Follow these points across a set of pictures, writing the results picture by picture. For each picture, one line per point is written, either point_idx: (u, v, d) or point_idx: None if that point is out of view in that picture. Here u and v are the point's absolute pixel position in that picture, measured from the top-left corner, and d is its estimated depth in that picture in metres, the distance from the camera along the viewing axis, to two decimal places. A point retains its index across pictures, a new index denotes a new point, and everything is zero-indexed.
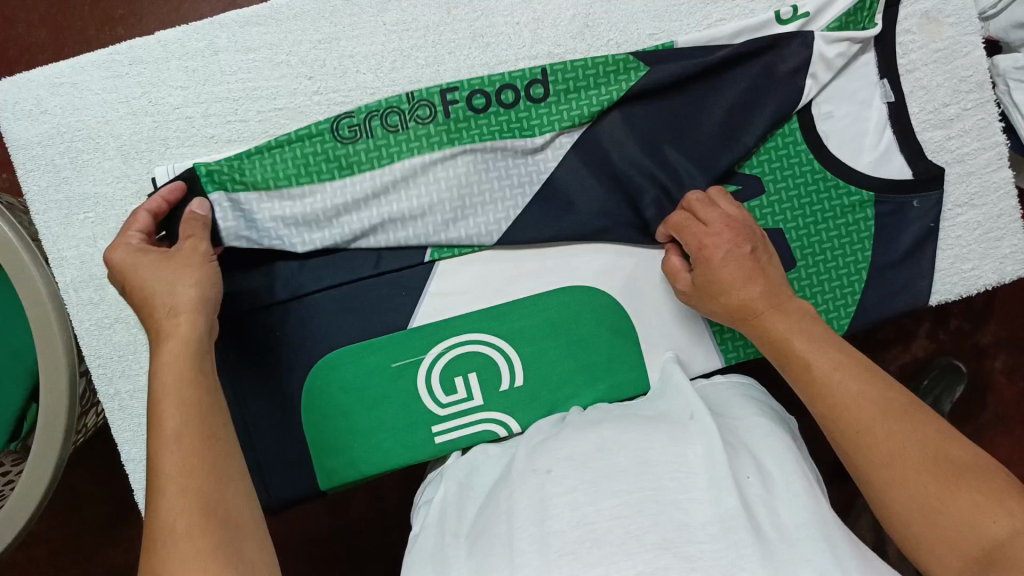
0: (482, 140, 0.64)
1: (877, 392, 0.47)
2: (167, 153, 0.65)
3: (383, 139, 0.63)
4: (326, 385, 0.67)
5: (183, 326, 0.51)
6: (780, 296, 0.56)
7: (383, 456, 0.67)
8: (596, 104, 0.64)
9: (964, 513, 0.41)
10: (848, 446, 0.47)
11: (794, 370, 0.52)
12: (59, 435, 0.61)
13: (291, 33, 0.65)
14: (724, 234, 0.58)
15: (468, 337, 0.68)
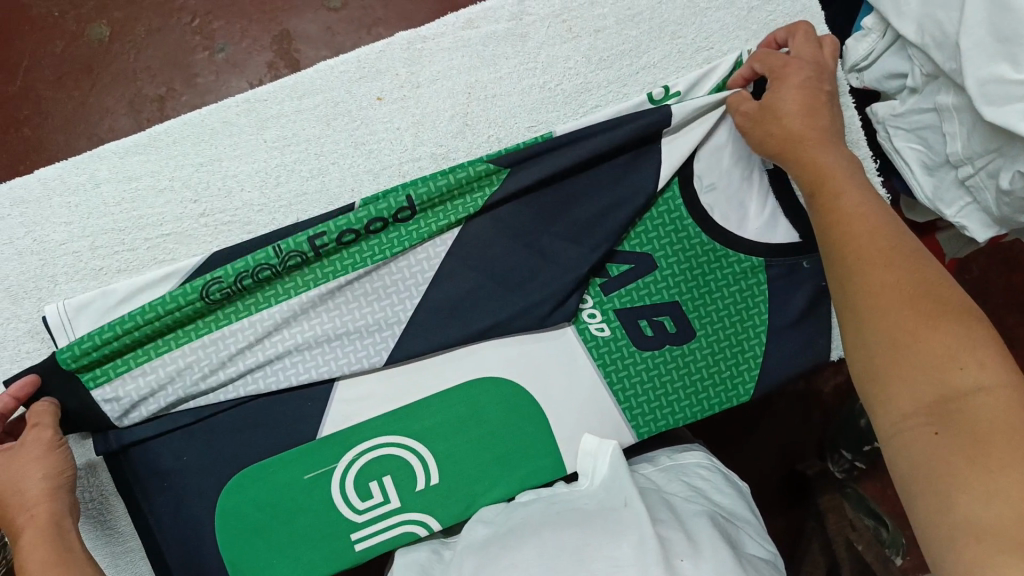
0: (357, 268, 0.65)
1: (905, 268, 0.46)
2: (57, 290, 0.65)
3: (259, 288, 0.65)
4: (239, 505, 0.66)
5: (37, 511, 0.56)
6: (833, 143, 0.57)
7: (304, 570, 0.66)
8: (463, 209, 0.67)
9: (932, 341, 0.42)
10: (853, 277, 0.47)
11: (817, 189, 0.54)
12: None
13: (173, 159, 0.65)
14: (790, 101, 0.59)
15: (381, 440, 0.67)
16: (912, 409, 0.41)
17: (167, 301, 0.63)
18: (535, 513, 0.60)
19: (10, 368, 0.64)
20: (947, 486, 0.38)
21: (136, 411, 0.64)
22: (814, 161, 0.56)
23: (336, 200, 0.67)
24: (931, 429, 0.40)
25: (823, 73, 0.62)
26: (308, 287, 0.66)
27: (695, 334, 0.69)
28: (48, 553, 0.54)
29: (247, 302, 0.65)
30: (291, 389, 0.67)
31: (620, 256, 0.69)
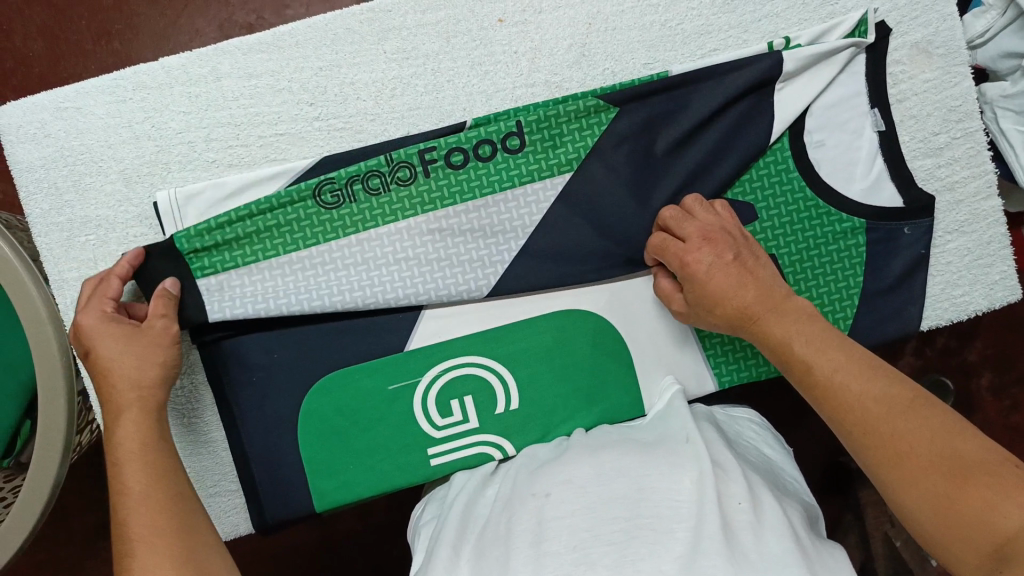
0: (465, 198, 0.66)
1: (907, 432, 0.45)
2: (168, 178, 0.66)
3: (366, 202, 0.65)
4: (323, 407, 0.68)
5: (149, 402, 0.58)
6: (772, 296, 0.55)
7: (379, 478, 0.68)
8: (574, 150, 0.67)
9: (978, 505, 0.41)
10: (839, 417, 0.48)
11: (798, 379, 0.51)
12: (59, 445, 0.62)
13: (293, 60, 0.66)
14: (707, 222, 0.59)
15: (466, 360, 0.68)
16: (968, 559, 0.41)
17: (280, 198, 0.64)
18: (596, 440, 0.59)
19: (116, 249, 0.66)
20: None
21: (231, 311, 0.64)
22: (769, 334, 0.53)
23: (447, 118, 0.67)
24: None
25: (719, 212, 0.60)
26: (415, 210, 0.66)
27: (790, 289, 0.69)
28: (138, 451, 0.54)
29: (354, 216, 0.66)
30: (388, 310, 0.68)
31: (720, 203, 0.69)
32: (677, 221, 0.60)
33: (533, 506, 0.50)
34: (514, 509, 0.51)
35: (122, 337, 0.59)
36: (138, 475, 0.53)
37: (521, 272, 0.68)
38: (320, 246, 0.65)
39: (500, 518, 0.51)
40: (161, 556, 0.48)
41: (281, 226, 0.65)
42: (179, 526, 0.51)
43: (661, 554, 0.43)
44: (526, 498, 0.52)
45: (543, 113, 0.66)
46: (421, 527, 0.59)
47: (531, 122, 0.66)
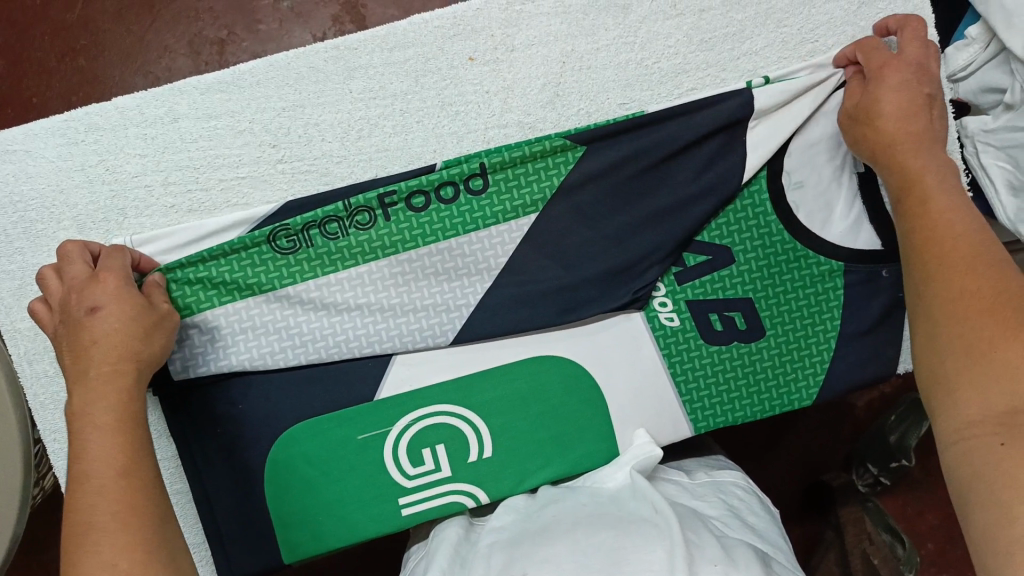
0: (427, 241, 0.64)
1: (971, 286, 0.45)
2: (125, 223, 0.63)
3: (323, 247, 0.63)
4: (291, 458, 0.66)
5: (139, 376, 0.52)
6: (943, 173, 0.55)
7: (349, 529, 0.66)
8: (539, 191, 0.65)
9: (1006, 366, 0.40)
10: (958, 282, 0.46)
11: (909, 214, 0.54)
12: (14, 503, 0.57)
13: (254, 101, 0.63)
14: (881, 103, 0.60)
15: (438, 408, 0.67)
16: (979, 415, 0.40)
17: (234, 245, 0.62)
18: (575, 510, 0.58)
19: None
20: (998, 485, 0.37)
21: (198, 364, 0.64)
22: (924, 193, 0.54)
23: (416, 160, 0.65)
24: (997, 440, 0.39)
25: (918, 38, 0.62)
26: (374, 255, 0.64)
27: (765, 333, 0.68)
28: (110, 419, 0.49)
29: (311, 261, 0.63)
30: (352, 358, 0.66)
31: (696, 246, 0.67)
32: (887, 87, 0.60)
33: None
34: None
35: (126, 299, 0.54)
36: (103, 449, 0.47)
37: (493, 320, 0.66)
38: (278, 293, 0.64)
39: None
40: (125, 545, 0.43)
41: (237, 273, 0.63)
42: (142, 511, 0.45)
43: None
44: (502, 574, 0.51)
45: (508, 154, 0.63)
46: None
47: (495, 163, 0.64)
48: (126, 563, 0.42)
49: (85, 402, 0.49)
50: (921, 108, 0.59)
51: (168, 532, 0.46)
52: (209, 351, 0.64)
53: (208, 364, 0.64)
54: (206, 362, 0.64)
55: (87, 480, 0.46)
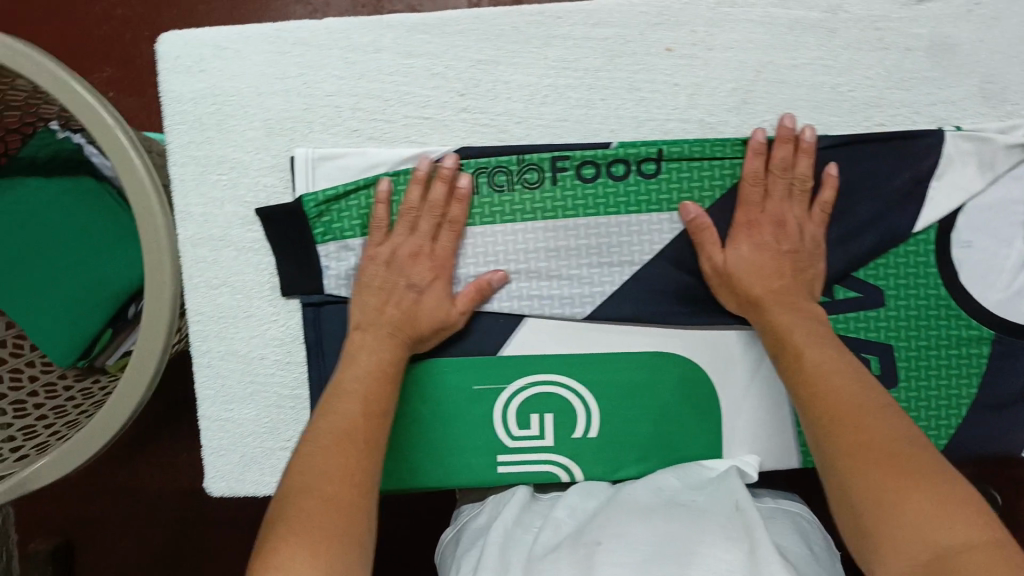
0: (587, 212, 0.66)
1: (884, 435, 0.51)
2: (309, 136, 0.66)
3: (487, 197, 0.66)
4: (407, 391, 0.68)
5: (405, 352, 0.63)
6: (792, 296, 0.64)
7: (447, 471, 0.69)
8: (709, 188, 0.65)
9: (920, 518, 0.45)
10: (843, 438, 0.52)
11: (774, 337, 0.62)
12: (149, 374, 0.66)
13: (454, 47, 0.65)
14: (738, 265, 0.64)
15: (556, 379, 0.68)
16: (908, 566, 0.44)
17: (413, 175, 0.65)
18: (652, 503, 0.60)
19: (245, 195, 0.67)
20: None
21: (344, 287, 0.67)
22: (778, 320, 0.62)
23: (592, 136, 0.66)
24: None
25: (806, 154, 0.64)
26: (534, 215, 0.66)
27: (896, 383, 0.68)
28: (371, 365, 0.60)
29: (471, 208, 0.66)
30: (486, 313, 0.68)
31: (850, 281, 0.67)
32: (773, 182, 0.64)
33: (577, 554, 0.53)
34: (562, 552, 0.54)
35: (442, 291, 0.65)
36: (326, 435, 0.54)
37: (629, 307, 0.67)
38: None
39: (551, 555, 0.54)
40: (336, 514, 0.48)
41: (405, 204, 0.65)
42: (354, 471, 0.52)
43: None
44: (576, 546, 0.55)
45: (686, 145, 0.65)
46: (467, 534, 0.63)
47: (673, 152, 0.65)
48: (357, 478, 0.51)
49: (363, 351, 0.62)
50: (788, 270, 0.64)
51: (360, 476, 0.52)
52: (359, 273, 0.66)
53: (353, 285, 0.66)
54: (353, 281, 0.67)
55: (329, 422, 0.55)
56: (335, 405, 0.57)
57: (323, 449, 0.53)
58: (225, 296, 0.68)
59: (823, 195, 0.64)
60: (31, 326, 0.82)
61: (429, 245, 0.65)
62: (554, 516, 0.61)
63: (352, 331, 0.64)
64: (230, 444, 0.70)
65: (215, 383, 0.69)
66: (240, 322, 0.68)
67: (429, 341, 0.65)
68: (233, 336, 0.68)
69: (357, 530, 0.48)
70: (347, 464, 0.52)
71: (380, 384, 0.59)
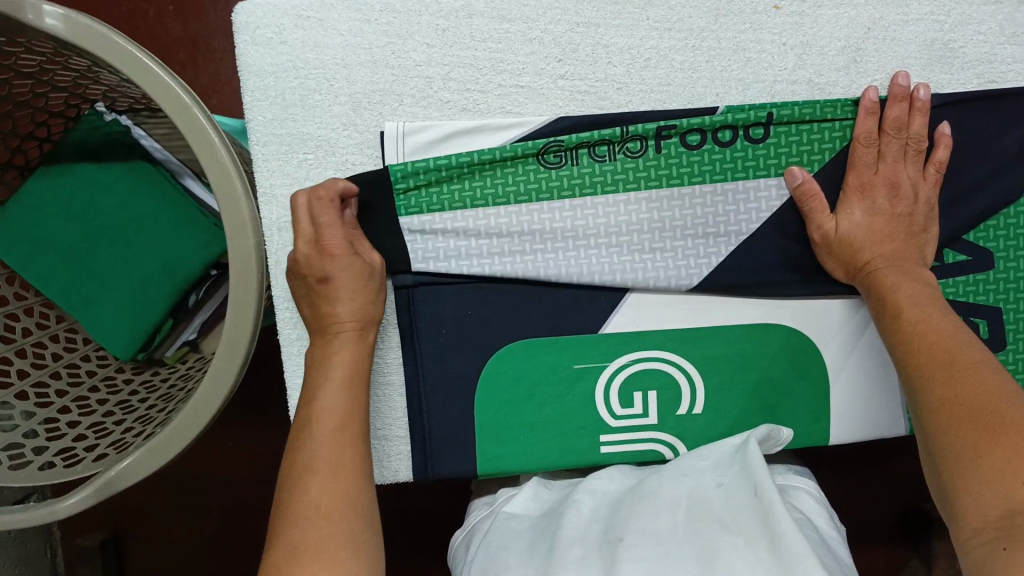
0: (693, 180, 0.63)
1: (971, 391, 0.51)
2: (399, 110, 0.63)
3: (589, 168, 0.63)
4: (503, 373, 0.66)
5: (353, 343, 0.60)
6: (902, 254, 0.62)
7: (548, 455, 0.66)
8: (819, 152, 0.63)
9: (999, 475, 0.46)
10: (940, 392, 0.52)
11: (872, 294, 0.61)
12: (236, 366, 0.61)
13: (551, 11, 0.62)
14: (849, 230, 0.62)
15: (659, 355, 0.66)
16: (984, 519, 0.45)
17: (509, 148, 0.62)
18: (679, 488, 0.57)
19: (332, 174, 0.63)
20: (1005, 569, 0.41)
21: (431, 263, 0.64)
22: (884, 280, 0.60)
23: (696, 100, 0.64)
24: (1000, 542, 0.43)
25: (925, 117, 0.62)
26: (637, 185, 0.63)
27: (1005, 346, 0.66)
28: (343, 374, 0.59)
29: (572, 180, 0.63)
30: (587, 287, 0.65)
31: (959, 244, 0.65)
32: (887, 143, 0.63)
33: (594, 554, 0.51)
34: (587, 550, 0.52)
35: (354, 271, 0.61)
36: (322, 455, 0.54)
37: (735, 279, 0.65)
38: (532, 208, 0.64)
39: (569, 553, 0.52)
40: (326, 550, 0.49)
41: (498, 179, 0.63)
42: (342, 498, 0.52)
43: None
44: (599, 547, 0.52)
45: (796, 108, 0.62)
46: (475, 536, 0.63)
47: (784, 116, 0.62)
48: (320, 517, 0.51)
49: (322, 369, 0.59)
50: (901, 234, 0.62)
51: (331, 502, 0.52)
52: (452, 251, 0.64)
53: (444, 265, 0.64)
54: (444, 258, 0.64)
55: (307, 453, 0.55)
56: (317, 428, 0.56)
57: (322, 475, 0.53)
58: None
59: (940, 159, 0.63)
60: (91, 319, 0.78)
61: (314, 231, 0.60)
62: (571, 506, 0.59)
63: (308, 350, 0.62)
64: None
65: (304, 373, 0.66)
66: None
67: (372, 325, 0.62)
68: None
69: (340, 564, 0.49)
70: (337, 476, 0.54)
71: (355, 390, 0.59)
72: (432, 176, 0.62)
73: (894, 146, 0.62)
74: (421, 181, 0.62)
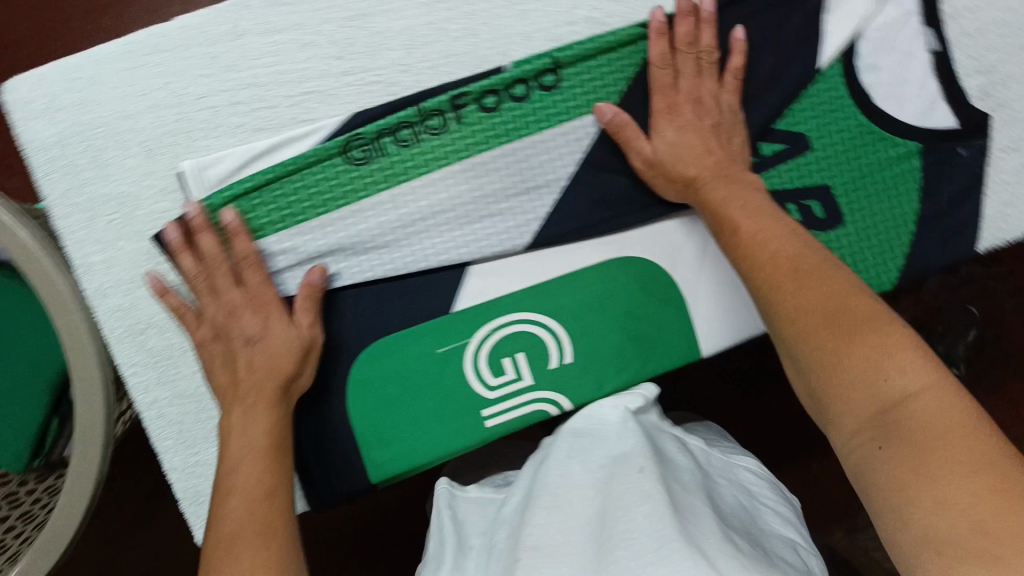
0: (501, 142, 0.63)
1: (816, 292, 0.51)
2: (193, 146, 0.62)
3: (397, 155, 0.62)
4: (372, 376, 0.65)
5: (278, 408, 0.59)
6: (728, 169, 0.62)
7: (438, 444, 0.66)
8: (613, 83, 0.64)
9: (863, 373, 0.45)
10: (783, 302, 0.52)
11: (712, 212, 0.60)
12: (100, 445, 0.61)
13: (317, 13, 0.62)
14: (665, 151, 0.62)
15: (517, 318, 0.66)
16: (857, 423, 0.45)
17: (311, 156, 0.61)
18: (568, 449, 0.54)
19: (144, 228, 0.62)
20: (896, 468, 0.41)
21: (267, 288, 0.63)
22: (713, 198, 0.60)
23: (484, 62, 0.64)
24: (876, 444, 0.44)
25: (714, 29, 0.63)
26: (448, 160, 0.63)
27: (842, 219, 0.68)
28: (263, 436, 0.57)
29: (384, 172, 0.63)
30: (429, 270, 0.66)
31: (773, 135, 0.66)
32: (685, 61, 0.63)
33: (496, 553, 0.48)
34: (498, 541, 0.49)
35: (271, 320, 0.60)
36: (239, 505, 0.52)
37: (568, 226, 0.66)
38: (353, 208, 0.63)
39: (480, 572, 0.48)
40: None
41: (310, 187, 0.62)
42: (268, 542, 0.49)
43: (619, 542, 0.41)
44: (507, 522, 0.50)
45: (580, 47, 0.63)
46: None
47: (569, 57, 0.63)
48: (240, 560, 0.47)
49: (243, 428, 0.57)
50: (718, 148, 0.62)
51: (247, 545, 0.48)
52: (288, 273, 0.63)
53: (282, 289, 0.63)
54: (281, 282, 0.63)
55: (226, 510, 0.51)
56: (235, 491, 0.53)
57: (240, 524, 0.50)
58: (155, 338, 0.64)
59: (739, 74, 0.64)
60: None
61: (239, 295, 0.61)
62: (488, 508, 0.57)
63: (224, 415, 0.59)
64: (208, 488, 0.65)
65: (171, 432, 0.65)
66: (179, 359, 0.64)
67: (303, 368, 0.61)
68: (175, 376, 0.64)
69: None
70: (260, 526, 0.50)
71: (275, 458, 0.56)
72: (241, 202, 0.61)
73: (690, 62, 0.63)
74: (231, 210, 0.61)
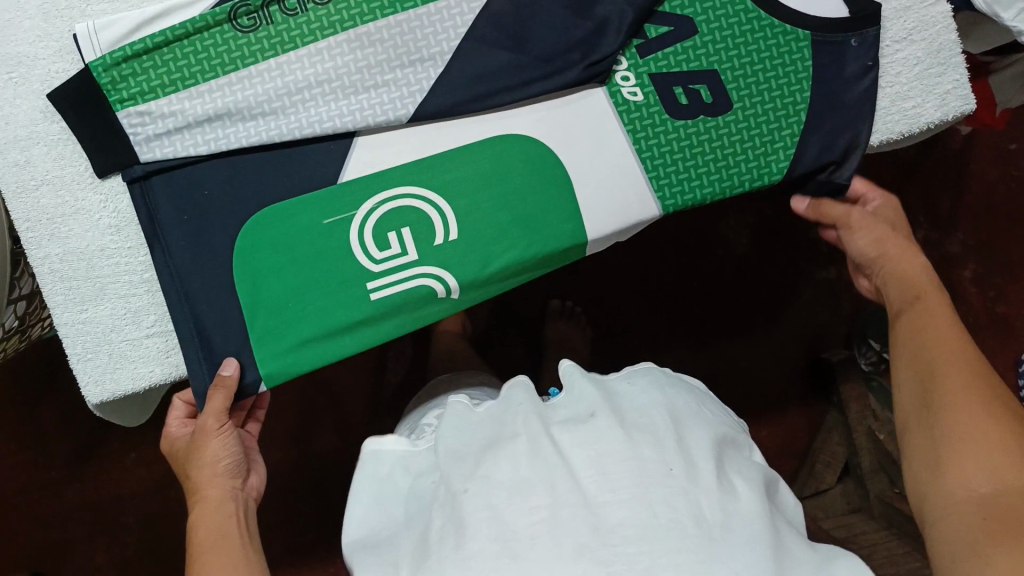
0: (384, 13, 0.65)
1: (966, 350, 0.55)
2: (88, 11, 0.66)
3: (283, 24, 0.65)
4: (255, 243, 0.65)
5: (212, 447, 0.65)
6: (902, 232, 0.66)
7: (319, 316, 0.65)
8: None
9: (995, 451, 0.48)
10: (938, 339, 0.57)
11: (890, 273, 0.64)
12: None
13: None
14: (867, 244, 0.66)
15: (402, 191, 0.66)
16: (970, 492, 0.48)
17: (199, 20, 0.64)
18: (527, 415, 0.55)
19: (40, 86, 0.65)
20: (998, 525, 0.45)
21: (156, 149, 0.65)
22: (894, 250, 0.64)
23: None
24: (997, 533, 0.45)
25: (889, 208, 0.68)
26: (334, 30, 0.65)
27: (732, 106, 0.67)
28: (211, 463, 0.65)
29: (271, 39, 0.65)
30: (315, 139, 0.66)
31: (662, 20, 0.68)
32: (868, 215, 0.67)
33: (453, 507, 0.50)
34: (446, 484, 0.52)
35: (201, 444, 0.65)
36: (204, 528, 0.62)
37: (452, 98, 0.66)
38: (241, 74, 0.65)
39: (433, 518, 0.51)
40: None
41: (200, 53, 0.64)
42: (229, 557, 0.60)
43: (580, 526, 0.46)
44: (456, 469, 0.52)
45: None
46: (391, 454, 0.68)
47: None
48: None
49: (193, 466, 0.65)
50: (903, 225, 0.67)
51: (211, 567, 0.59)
52: (176, 137, 0.65)
53: (169, 153, 0.65)
54: (168, 144, 0.65)
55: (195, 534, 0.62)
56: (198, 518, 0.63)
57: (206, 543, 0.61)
58: (48, 195, 0.66)
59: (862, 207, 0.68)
60: None
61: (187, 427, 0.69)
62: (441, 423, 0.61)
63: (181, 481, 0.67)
64: (94, 345, 0.66)
65: (62, 287, 0.66)
66: (70, 217, 0.66)
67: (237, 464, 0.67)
68: (67, 233, 0.66)
69: None
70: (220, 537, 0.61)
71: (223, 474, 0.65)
72: (131, 64, 0.63)
73: (859, 217, 0.67)
74: (122, 71, 0.63)
